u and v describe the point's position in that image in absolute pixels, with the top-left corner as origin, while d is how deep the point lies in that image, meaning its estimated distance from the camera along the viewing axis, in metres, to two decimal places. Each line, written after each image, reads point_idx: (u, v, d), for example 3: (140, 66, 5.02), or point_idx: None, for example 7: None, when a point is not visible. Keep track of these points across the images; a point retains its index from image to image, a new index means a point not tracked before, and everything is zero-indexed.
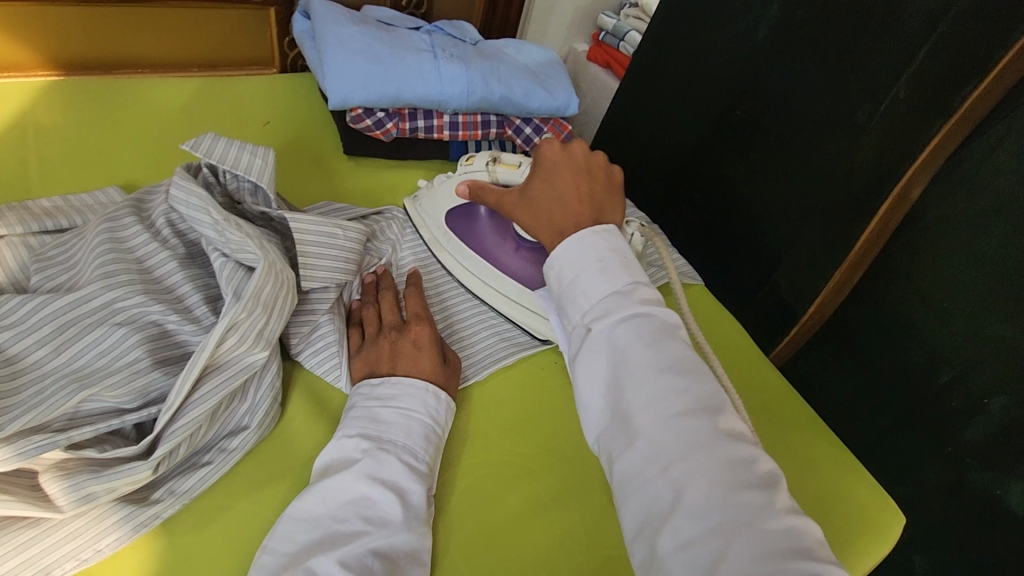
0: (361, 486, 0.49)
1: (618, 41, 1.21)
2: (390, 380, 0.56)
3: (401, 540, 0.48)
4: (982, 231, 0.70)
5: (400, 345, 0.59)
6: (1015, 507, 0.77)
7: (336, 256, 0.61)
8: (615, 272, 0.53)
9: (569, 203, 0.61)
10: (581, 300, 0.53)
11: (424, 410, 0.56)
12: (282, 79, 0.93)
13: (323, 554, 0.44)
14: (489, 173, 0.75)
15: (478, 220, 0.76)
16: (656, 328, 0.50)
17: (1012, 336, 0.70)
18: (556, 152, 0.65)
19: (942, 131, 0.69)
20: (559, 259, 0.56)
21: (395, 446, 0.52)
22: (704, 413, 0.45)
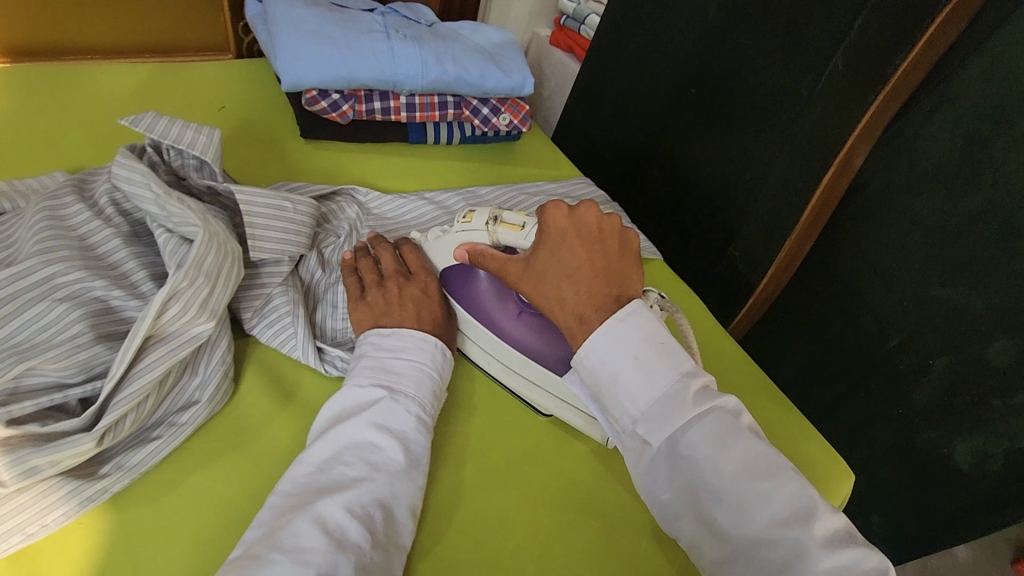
0: (369, 433, 0.52)
1: (579, 24, 1.23)
2: (400, 332, 0.59)
3: (401, 485, 0.51)
4: (923, 195, 0.73)
5: (410, 292, 0.63)
6: (962, 462, 0.81)
7: (285, 228, 0.61)
8: (659, 368, 0.49)
9: (583, 279, 0.53)
10: (628, 406, 0.49)
11: (433, 364, 0.59)
12: (238, 64, 0.93)
13: (332, 496, 0.46)
14: (489, 234, 0.64)
15: (478, 285, 0.66)
16: (720, 425, 0.47)
17: (951, 300, 0.75)
18: (563, 221, 0.55)
19: (879, 99, 0.71)
20: (591, 357, 0.50)
21: (404, 396, 0.56)
22: (794, 521, 0.44)
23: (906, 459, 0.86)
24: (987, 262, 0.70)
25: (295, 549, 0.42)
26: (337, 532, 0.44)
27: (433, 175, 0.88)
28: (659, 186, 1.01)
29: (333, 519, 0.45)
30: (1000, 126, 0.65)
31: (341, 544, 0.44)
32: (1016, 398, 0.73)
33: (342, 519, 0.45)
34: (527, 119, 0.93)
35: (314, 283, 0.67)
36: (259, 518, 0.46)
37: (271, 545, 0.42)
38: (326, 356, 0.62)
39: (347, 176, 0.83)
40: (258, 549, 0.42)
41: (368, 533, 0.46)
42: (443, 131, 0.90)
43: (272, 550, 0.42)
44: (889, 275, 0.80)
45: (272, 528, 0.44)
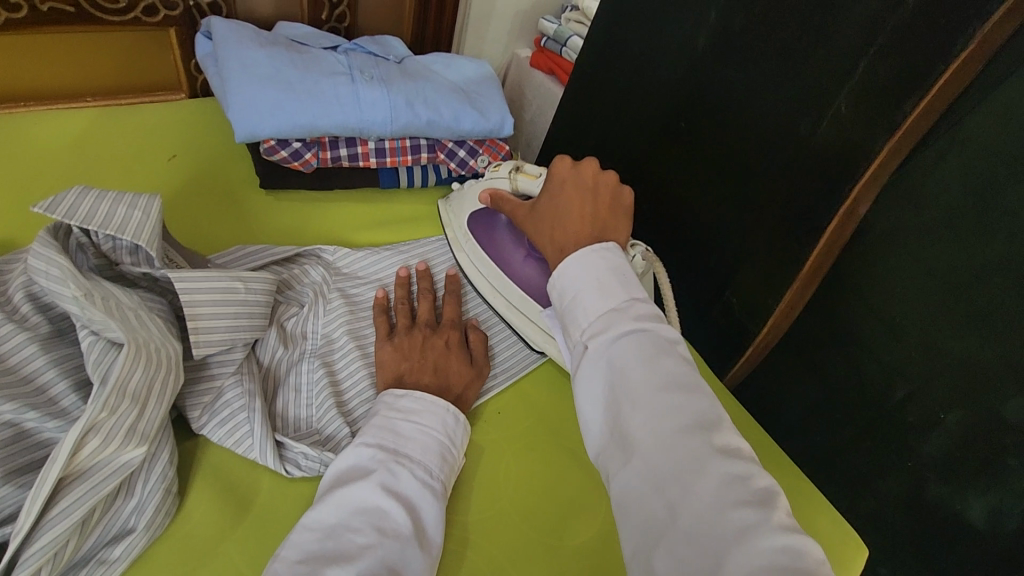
0: (375, 498, 0.48)
1: (560, 46, 1.17)
2: (413, 394, 0.55)
3: (413, 554, 0.46)
4: (931, 245, 0.69)
5: (432, 341, 0.64)
6: (977, 521, 0.75)
7: (236, 313, 0.53)
8: (613, 287, 0.50)
9: (570, 220, 0.59)
10: (581, 319, 0.49)
11: (444, 429, 0.55)
12: (191, 105, 0.85)
13: (343, 566, 0.43)
14: (510, 181, 0.75)
15: (497, 229, 0.75)
16: (653, 342, 0.46)
17: (961, 354, 0.70)
18: (564, 170, 0.63)
19: (886, 148, 0.67)
20: (558, 279, 0.52)
21: (412, 461, 0.51)
22: (699, 429, 0.41)
23: (914, 515, 0.81)
24: (1001, 316, 0.65)
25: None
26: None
27: (406, 223, 0.81)
28: (651, 220, 0.95)
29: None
30: (1015, 174, 0.60)
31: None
32: None
33: None
34: (508, 160, 0.86)
35: (275, 362, 0.60)
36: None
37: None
38: (286, 452, 0.54)
39: (312, 229, 0.76)
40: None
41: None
42: (417, 175, 0.83)
43: None
44: (895, 324, 0.75)
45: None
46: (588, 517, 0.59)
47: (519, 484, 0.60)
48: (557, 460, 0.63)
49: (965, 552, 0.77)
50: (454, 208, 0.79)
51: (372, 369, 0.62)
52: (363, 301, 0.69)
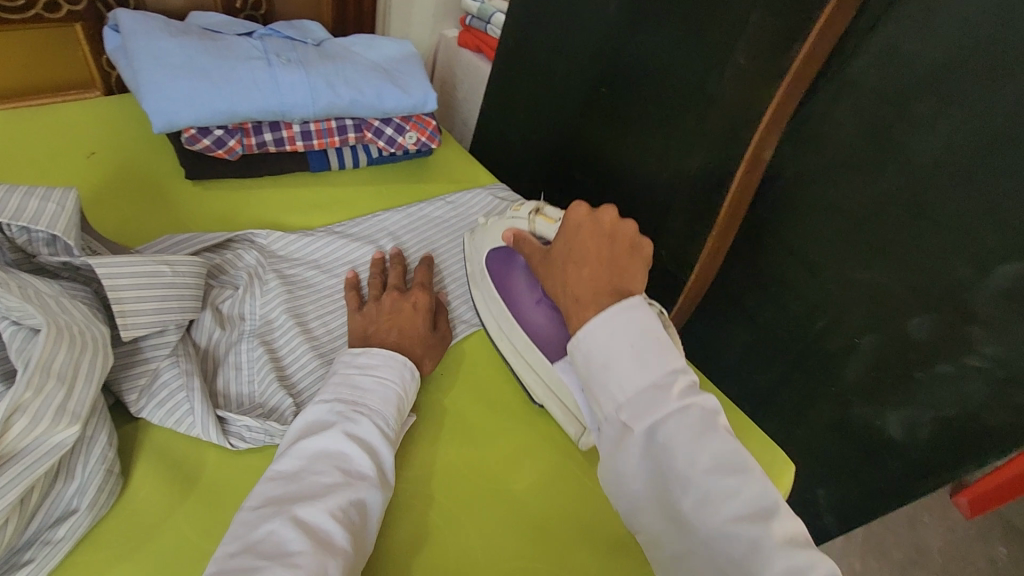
0: (338, 444, 0.50)
1: (485, 24, 1.19)
2: (371, 350, 0.58)
3: (375, 493, 0.49)
4: (834, 185, 0.74)
5: (400, 303, 0.65)
6: (895, 433, 0.82)
7: (164, 296, 0.53)
8: (650, 358, 0.51)
9: (586, 271, 0.58)
10: (615, 393, 0.51)
11: (400, 383, 0.58)
12: (109, 102, 0.84)
13: (310, 502, 0.45)
14: (529, 222, 0.70)
15: (515, 272, 0.70)
16: (699, 419, 0.48)
17: (868, 281, 0.76)
18: (582, 217, 0.61)
19: (780, 91, 0.71)
20: (584, 344, 0.53)
21: (370, 411, 0.54)
22: (757, 519, 0.43)
23: (843, 434, 0.87)
24: (898, 241, 0.71)
25: (280, 553, 0.41)
26: (322, 536, 0.43)
27: (339, 204, 0.82)
28: (586, 186, 0.98)
29: (314, 525, 0.44)
30: (900, 112, 0.66)
31: (325, 547, 0.43)
32: (937, 368, 0.75)
33: (325, 523, 0.44)
34: (436, 135, 0.88)
35: (213, 344, 0.60)
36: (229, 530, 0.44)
37: (255, 554, 0.41)
38: (230, 427, 0.55)
39: (245, 216, 0.77)
40: (245, 559, 0.41)
41: (346, 536, 0.45)
42: (346, 156, 0.85)
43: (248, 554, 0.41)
44: (809, 260, 0.80)
45: (250, 538, 0.42)
46: (534, 466, 0.62)
47: (468, 442, 0.63)
48: (502, 416, 0.66)
49: (890, 462, 0.84)
50: (477, 243, 0.76)
51: (314, 348, 0.63)
52: (300, 281, 0.70)
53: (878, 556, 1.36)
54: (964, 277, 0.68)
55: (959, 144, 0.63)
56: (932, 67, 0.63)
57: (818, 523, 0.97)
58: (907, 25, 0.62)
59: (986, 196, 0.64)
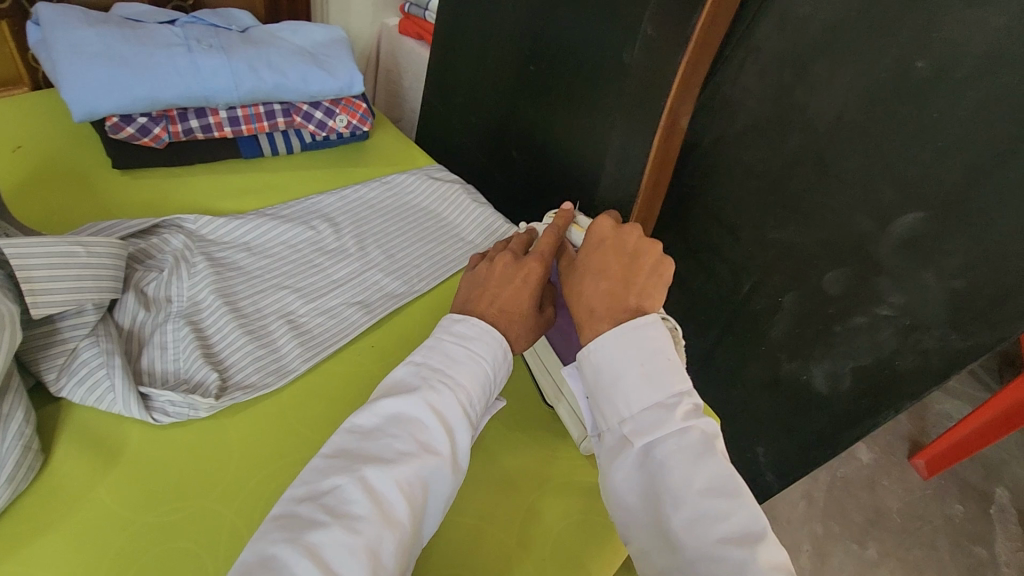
0: (417, 412, 0.52)
1: (423, 10, 1.21)
2: (469, 321, 0.58)
3: (443, 473, 0.50)
4: (746, 148, 0.80)
5: (512, 271, 0.62)
6: (820, 386, 0.86)
7: (79, 275, 0.54)
8: (658, 380, 0.54)
9: (604, 283, 0.59)
10: (620, 407, 0.54)
11: (491, 363, 0.57)
12: (35, 97, 0.84)
13: (381, 468, 0.48)
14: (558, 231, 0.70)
15: None
16: (698, 442, 0.50)
17: (786, 240, 0.80)
18: (606, 232, 0.62)
19: (688, 57, 0.74)
20: (594, 358, 0.56)
21: (454, 385, 0.54)
22: (742, 543, 0.45)
23: (775, 390, 0.91)
24: (809, 199, 0.76)
25: (344, 512, 0.46)
26: (384, 503, 0.47)
27: (273, 189, 0.83)
28: (522, 165, 0.99)
29: (380, 491, 0.47)
30: (799, 74, 0.71)
31: (386, 517, 0.46)
32: (851, 321, 0.79)
33: (389, 492, 0.47)
34: (368, 117, 0.89)
35: (138, 325, 0.61)
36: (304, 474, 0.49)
37: (319, 506, 0.46)
38: (153, 403, 0.56)
39: (174, 203, 0.77)
40: (309, 509, 0.46)
41: (408, 510, 0.47)
42: (279, 141, 0.86)
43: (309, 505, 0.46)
44: (730, 223, 0.85)
45: (319, 488, 0.47)
46: None
47: None
48: None
49: (820, 414, 0.88)
50: None
51: (243, 326, 0.64)
52: (228, 263, 0.71)
53: (837, 519, 1.42)
54: (867, 230, 0.73)
55: (850, 103, 0.69)
56: (823, 32, 0.68)
57: (761, 482, 1.01)
58: None
59: (877, 151, 0.69)
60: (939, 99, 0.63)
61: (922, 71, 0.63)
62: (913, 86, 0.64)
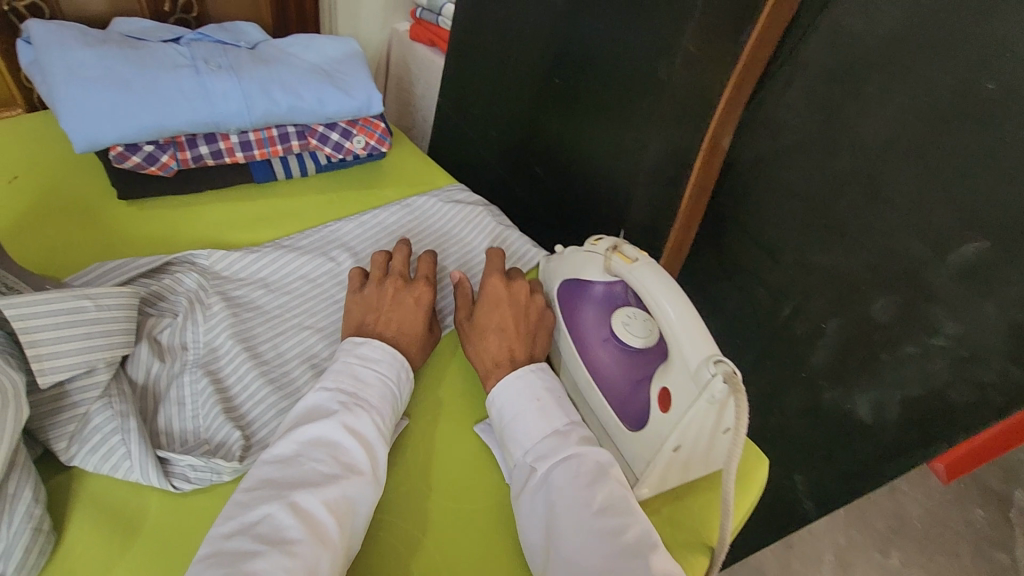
0: (335, 434, 0.51)
1: (436, 16, 1.15)
2: (372, 342, 0.59)
3: (366, 489, 0.50)
4: (791, 169, 0.74)
5: (402, 295, 0.65)
6: (865, 416, 0.81)
7: (89, 331, 0.50)
8: (553, 411, 0.58)
9: (505, 337, 0.64)
10: (523, 439, 0.57)
11: (397, 383, 0.59)
12: (31, 120, 0.79)
13: (310, 491, 0.47)
14: (604, 260, 0.65)
15: (589, 301, 0.68)
16: (592, 468, 0.53)
17: (830, 265, 0.75)
18: (501, 287, 0.68)
19: (733, 77, 0.71)
20: (497, 401, 0.60)
21: (369, 406, 0.55)
22: (634, 556, 0.47)
23: (814, 418, 0.87)
24: (855, 223, 0.71)
25: (278, 539, 0.44)
26: (317, 524, 0.46)
27: (287, 216, 0.78)
28: (546, 182, 0.94)
29: (311, 513, 0.46)
30: (849, 91, 0.66)
31: (321, 538, 0.45)
32: (901, 349, 0.74)
33: (318, 512, 0.46)
34: (386, 137, 0.84)
35: (152, 379, 0.57)
36: (224, 511, 0.46)
37: (252, 536, 0.44)
38: (173, 468, 0.52)
39: (184, 236, 0.72)
40: (241, 541, 0.43)
41: (339, 530, 0.46)
42: (293, 165, 0.81)
43: (240, 536, 0.44)
44: (770, 246, 0.80)
45: (246, 521, 0.45)
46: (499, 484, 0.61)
47: (430, 460, 0.61)
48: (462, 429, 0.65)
49: (862, 444, 0.83)
50: (553, 268, 0.74)
51: (263, 373, 0.60)
52: (246, 302, 0.66)
53: (860, 527, 1.38)
54: (921, 257, 0.67)
55: (904, 123, 0.63)
56: (875, 49, 0.63)
57: (797, 509, 0.96)
58: (849, 5, 0.64)
59: (936, 174, 0.63)
60: (1010, 123, 0.57)
61: (990, 92, 0.57)
62: (979, 106, 0.58)
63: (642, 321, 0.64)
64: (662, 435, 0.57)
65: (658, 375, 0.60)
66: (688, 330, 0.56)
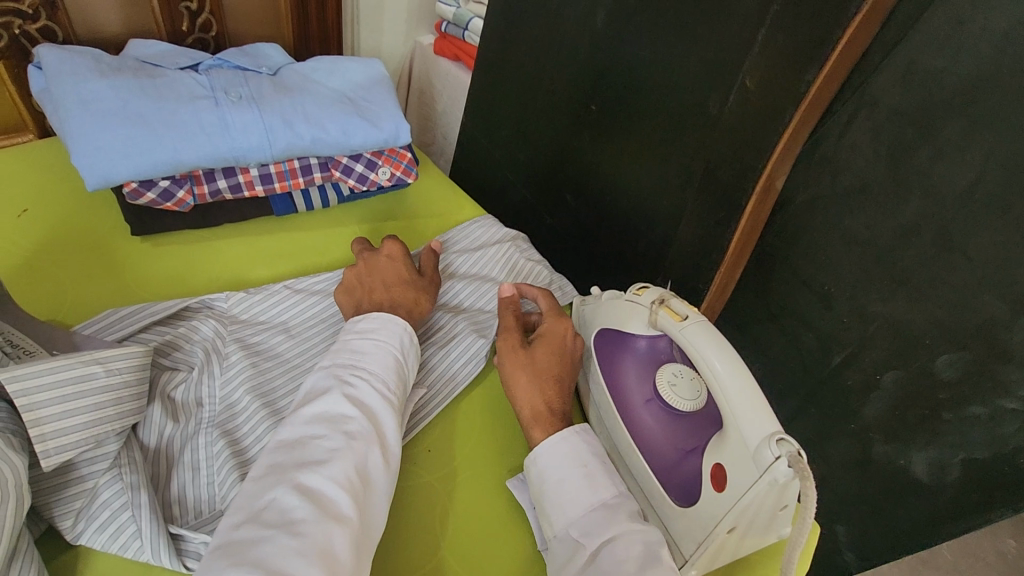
0: (338, 407, 0.49)
1: (462, 31, 1.10)
2: (369, 315, 0.58)
3: (375, 457, 0.48)
4: (850, 212, 0.69)
5: (375, 260, 0.66)
6: (920, 474, 0.75)
7: (97, 402, 0.46)
8: (601, 479, 0.53)
9: (561, 386, 0.60)
10: (567, 510, 0.51)
11: (399, 345, 0.57)
12: (42, 147, 0.75)
13: (315, 470, 0.44)
14: (650, 315, 0.60)
15: (631, 356, 0.63)
16: (643, 550, 0.48)
17: (890, 316, 0.70)
18: (568, 334, 0.63)
19: (794, 119, 0.64)
20: (540, 461, 0.55)
21: (369, 375, 0.53)
22: None
23: (862, 471, 0.81)
24: (923, 275, 0.65)
25: (285, 522, 0.41)
26: (325, 502, 0.43)
27: (309, 252, 0.74)
28: (577, 211, 0.89)
29: (319, 492, 0.43)
30: (924, 134, 0.61)
31: (333, 514, 0.43)
32: (967, 410, 0.69)
33: (328, 489, 0.44)
34: (412, 168, 0.79)
35: (165, 441, 0.53)
36: (231, 502, 0.43)
37: (259, 524, 0.41)
38: (186, 546, 0.48)
39: (201, 275, 0.68)
40: (250, 529, 0.40)
41: (353, 505, 0.44)
42: (315, 197, 0.77)
43: (250, 522, 0.41)
44: (822, 290, 0.75)
45: (253, 509, 0.42)
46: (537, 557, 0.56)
47: (464, 527, 0.56)
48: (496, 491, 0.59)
49: (915, 502, 0.78)
50: (589, 313, 0.69)
51: None
52: (267, 351, 0.62)
53: None
54: (997, 315, 0.62)
55: (988, 172, 0.58)
56: (959, 90, 0.57)
57: (837, 563, 0.90)
58: (929, 42, 0.58)
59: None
60: None
61: None
62: None
63: (689, 380, 0.59)
64: (715, 515, 0.52)
65: (711, 447, 0.55)
66: (745, 401, 0.51)
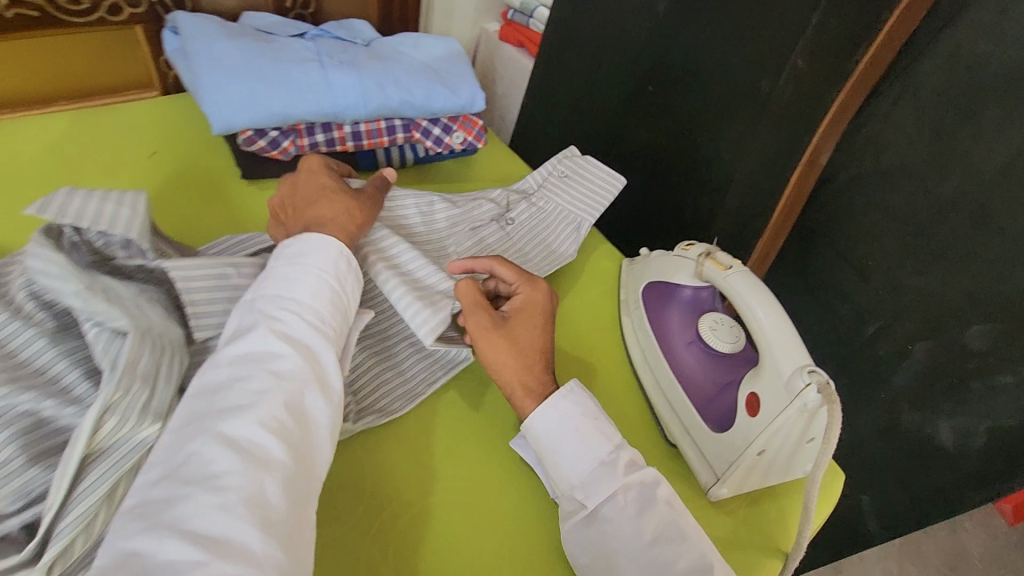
0: (266, 344, 0.45)
1: (527, 18, 1.19)
2: (299, 238, 0.53)
3: (311, 396, 0.44)
4: (891, 188, 0.74)
5: (297, 179, 0.63)
6: (947, 442, 0.79)
7: (231, 296, 0.55)
8: (594, 437, 0.54)
9: (544, 354, 0.59)
10: (567, 468, 0.53)
11: (334, 271, 0.52)
12: (167, 102, 0.86)
13: (236, 416, 0.40)
14: (698, 266, 0.68)
15: (676, 304, 0.70)
16: (639, 495, 0.52)
17: (924, 287, 0.74)
18: (541, 298, 0.61)
19: (840, 96, 0.71)
20: (534, 432, 0.55)
21: (301, 308, 0.48)
22: None
23: (890, 439, 0.85)
24: (958, 246, 0.70)
25: (204, 477, 0.37)
26: (252, 450, 0.39)
27: None
28: (627, 184, 0.96)
29: (244, 439, 0.39)
30: (967, 114, 0.66)
31: (262, 462, 0.39)
32: (994, 379, 0.73)
33: (255, 435, 0.40)
34: (482, 135, 0.88)
35: None
36: (148, 459, 0.39)
37: (175, 482, 0.36)
38: None
39: None
40: (167, 489, 0.36)
41: (287, 449, 0.40)
42: (395, 155, 0.86)
43: (167, 480, 0.37)
44: (861, 263, 0.80)
45: (171, 463, 0.37)
46: None
47: None
48: None
49: (941, 471, 0.81)
50: (639, 271, 0.76)
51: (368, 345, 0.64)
52: None
53: (914, 561, 1.27)
54: None
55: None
56: (1002, 73, 0.62)
57: (861, 532, 0.94)
58: (977, 26, 0.63)
59: None
60: None
61: None
62: None
63: (728, 327, 0.67)
64: (748, 438, 0.58)
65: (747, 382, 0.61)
66: (781, 337, 0.58)
